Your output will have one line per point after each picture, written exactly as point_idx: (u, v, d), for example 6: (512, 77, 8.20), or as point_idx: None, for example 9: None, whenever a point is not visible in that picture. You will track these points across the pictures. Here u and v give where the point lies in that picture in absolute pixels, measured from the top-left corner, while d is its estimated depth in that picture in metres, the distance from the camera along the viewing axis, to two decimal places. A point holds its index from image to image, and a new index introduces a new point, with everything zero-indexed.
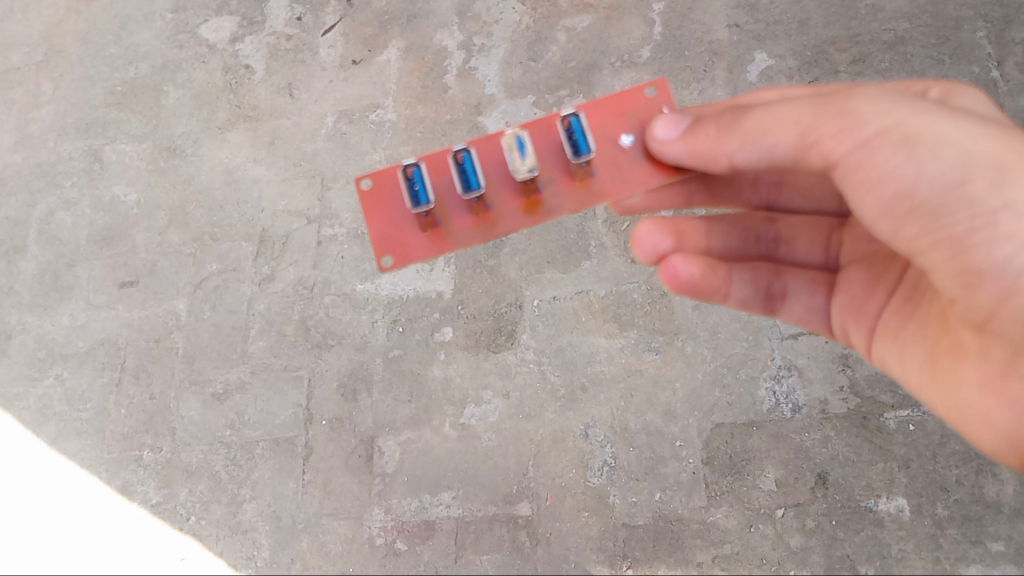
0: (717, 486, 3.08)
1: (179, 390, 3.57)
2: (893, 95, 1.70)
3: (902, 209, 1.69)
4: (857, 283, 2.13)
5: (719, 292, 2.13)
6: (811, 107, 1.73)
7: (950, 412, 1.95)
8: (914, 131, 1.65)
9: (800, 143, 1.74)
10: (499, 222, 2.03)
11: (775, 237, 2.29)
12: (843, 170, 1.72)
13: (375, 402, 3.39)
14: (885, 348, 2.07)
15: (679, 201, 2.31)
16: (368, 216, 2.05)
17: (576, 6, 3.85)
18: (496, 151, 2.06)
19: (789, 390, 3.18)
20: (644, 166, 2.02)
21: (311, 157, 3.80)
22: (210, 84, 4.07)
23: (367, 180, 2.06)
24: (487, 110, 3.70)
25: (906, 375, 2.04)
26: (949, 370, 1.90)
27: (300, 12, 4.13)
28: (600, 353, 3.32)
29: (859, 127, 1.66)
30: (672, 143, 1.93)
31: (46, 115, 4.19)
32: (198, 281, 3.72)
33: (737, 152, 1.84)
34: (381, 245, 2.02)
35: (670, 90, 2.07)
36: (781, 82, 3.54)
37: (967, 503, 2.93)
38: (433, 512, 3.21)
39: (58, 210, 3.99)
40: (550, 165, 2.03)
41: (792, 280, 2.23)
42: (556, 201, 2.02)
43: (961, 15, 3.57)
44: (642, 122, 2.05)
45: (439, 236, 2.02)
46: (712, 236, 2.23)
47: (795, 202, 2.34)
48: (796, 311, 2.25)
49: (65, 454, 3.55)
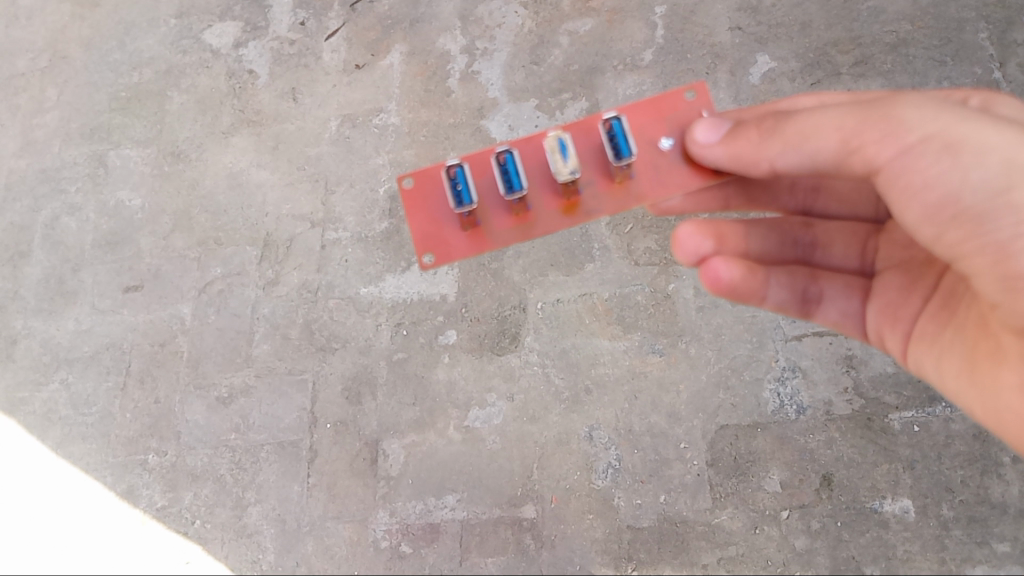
0: (722, 487, 3.08)
1: (184, 394, 3.58)
2: (937, 102, 1.72)
3: (945, 215, 1.68)
4: (891, 287, 2.14)
5: (757, 295, 2.14)
6: (855, 113, 1.75)
7: (988, 417, 1.92)
8: (958, 139, 1.66)
9: (843, 149, 1.76)
10: (538, 222, 2.07)
11: (812, 242, 2.31)
12: (886, 176, 1.73)
13: (379, 405, 3.40)
14: (921, 354, 2.08)
15: (715, 204, 2.34)
16: (410, 215, 2.09)
17: (579, 10, 3.86)
18: (536, 152, 2.10)
19: (794, 391, 3.19)
20: (682, 169, 2.06)
21: (315, 161, 3.81)
22: (213, 89, 4.09)
23: (409, 179, 2.10)
24: (491, 113, 3.71)
25: (942, 380, 2.05)
26: (990, 375, 1.87)
27: (303, 17, 4.15)
28: (604, 356, 3.32)
29: (902, 132, 1.68)
30: (712, 146, 1.97)
31: (51, 121, 4.21)
32: (203, 285, 3.73)
33: (779, 157, 1.87)
34: (423, 243, 2.07)
35: (709, 94, 2.12)
36: (783, 84, 3.55)
37: (972, 504, 2.93)
38: (438, 515, 3.22)
39: (63, 215, 4.00)
40: (590, 167, 2.08)
41: (829, 284, 2.23)
42: (594, 202, 2.06)
43: (963, 16, 3.58)
44: (682, 126, 2.10)
45: (480, 235, 2.07)
46: (750, 239, 2.25)
47: (831, 208, 2.36)
48: (832, 315, 2.25)
49: (70, 458, 3.56)
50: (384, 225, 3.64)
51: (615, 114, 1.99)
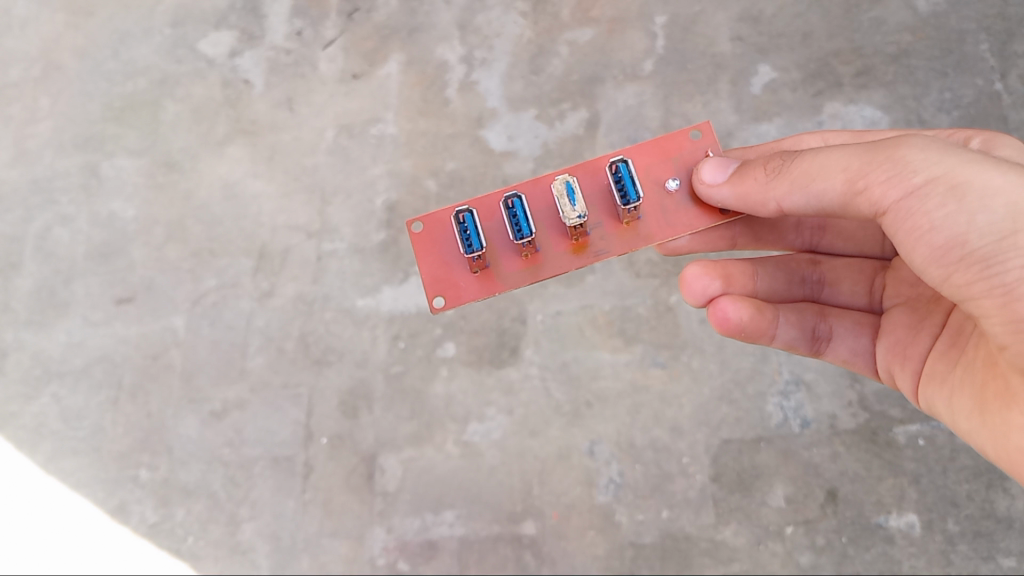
0: (726, 503, 3.07)
1: (178, 408, 3.54)
2: (945, 144, 1.65)
3: (953, 257, 1.59)
4: (900, 326, 2.07)
5: (766, 333, 2.18)
6: (861, 155, 1.72)
7: (1001, 458, 1.76)
8: (963, 180, 1.58)
9: (850, 189, 1.74)
10: (548, 263, 2.09)
11: (819, 279, 2.33)
12: (892, 218, 1.68)
13: (376, 419, 3.35)
14: (932, 392, 1.97)
15: (723, 243, 2.39)
16: (420, 258, 2.11)
17: (579, 19, 3.78)
18: (544, 195, 2.14)
19: (798, 405, 3.14)
20: (690, 210, 2.09)
21: (311, 171, 3.74)
22: (209, 99, 3.97)
23: (418, 223, 2.13)
24: (490, 123, 3.68)
25: (955, 421, 1.91)
26: (1000, 417, 1.71)
27: (299, 27, 4.01)
28: (605, 369, 3.26)
29: (906, 174, 1.63)
30: (719, 186, 1.99)
31: (44, 131, 4.06)
32: (196, 297, 3.66)
33: (785, 197, 1.88)
34: (433, 286, 2.08)
35: (715, 133, 2.15)
36: (785, 95, 3.54)
37: (978, 518, 2.95)
38: (436, 532, 3.22)
39: (55, 226, 3.90)
40: (598, 208, 2.11)
41: (838, 321, 2.22)
42: (603, 243, 2.09)
43: (964, 27, 3.57)
44: (688, 166, 2.14)
45: (489, 277, 2.09)
46: (758, 279, 2.30)
47: (838, 245, 2.36)
48: (842, 353, 2.23)
49: (61, 474, 3.52)
50: (381, 235, 3.59)
51: (621, 158, 2.02)
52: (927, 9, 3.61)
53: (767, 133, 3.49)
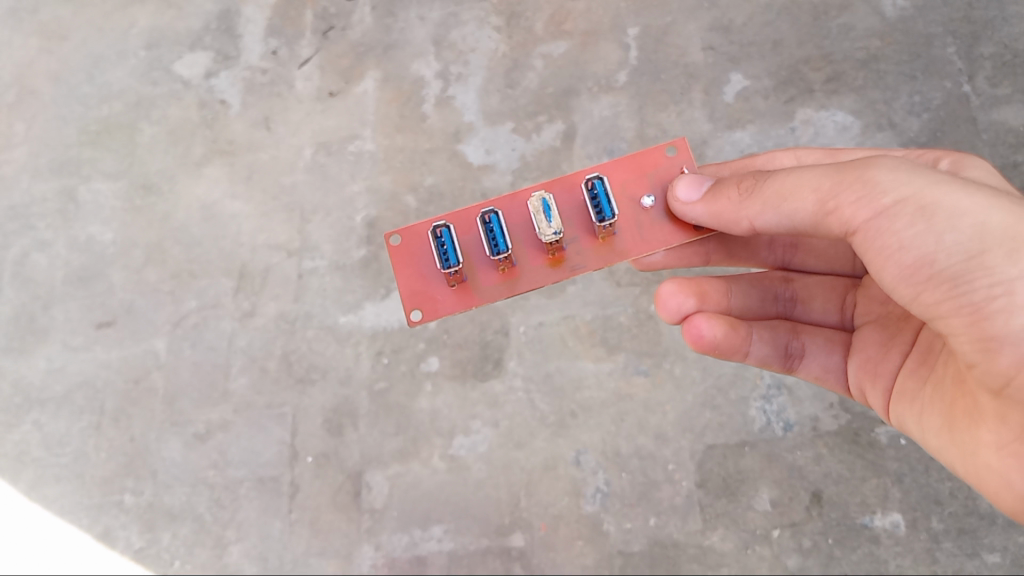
0: (712, 508, 3.09)
1: (161, 431, 3.52)
2: (913, 166, 1.69)
3: (922, 275, 1.62)
4: (871, 344, 2.10)
5: (739, 350, 2.22)
6: (832, 175, 1.75)
7: (969, 475, 1.78)
8: (932, 201, 1.61)
9: (821, 209, 1.76)
10: (524, 277, 2.11)
11: (792, 297, 2.38)
12: (862, 237, 1.70)
13: (362, 436, 3.35)
14: (902, 410, 1.99)
15: (697, 259, 2.41)
16: (397, 271, 2.12)
17: (552, 32, 3.82)
18: (521, 209, 2.15)
19: (780, 408, 3.16)
20: (665, 226, 2.12)
21: (290, 190, 3.74)
22: (185, 120, 3.96)
23: (396, 236, 2.14)
24: (467, 137, 3.70)
25: (925, 437, 1.93)
26: (968, 434, 1.73)
27: (274, 46, 4.01)
28: (589, 378, 3.27)
29: (876, 195, 1.66)
30: (693, 204, 2.02)
31: (19, 156, 4.02)
32: (178, 319, 3.65)
33: (758, 216, 1.90)
34: (410, 299, 2.10)
35: (690, 150, 2.18)
36: (757, 103, 3.59)
37: (961, 516, 2.98)
38: (425, 547, 3.21)
39: (32, 252, 3.86)
40: (574, 224, 2.13)
41: (810, 338, 2.26)
42: (579, 258, 2.11)
43: (931, 32, 3.63)
44: (663, 183, 2.16)
45: (467, 291, 2.10)
46: (731, 296, 2.34)
47: (810, 263, 2.41)
48: (814, 370, 2.27)
49: (45, 501, 3.49)
50: (362, 252, 3.59)
51: (597, 175, 2.05)
52: (894, 14, 3.67)
53: (741, 140, 3.53)
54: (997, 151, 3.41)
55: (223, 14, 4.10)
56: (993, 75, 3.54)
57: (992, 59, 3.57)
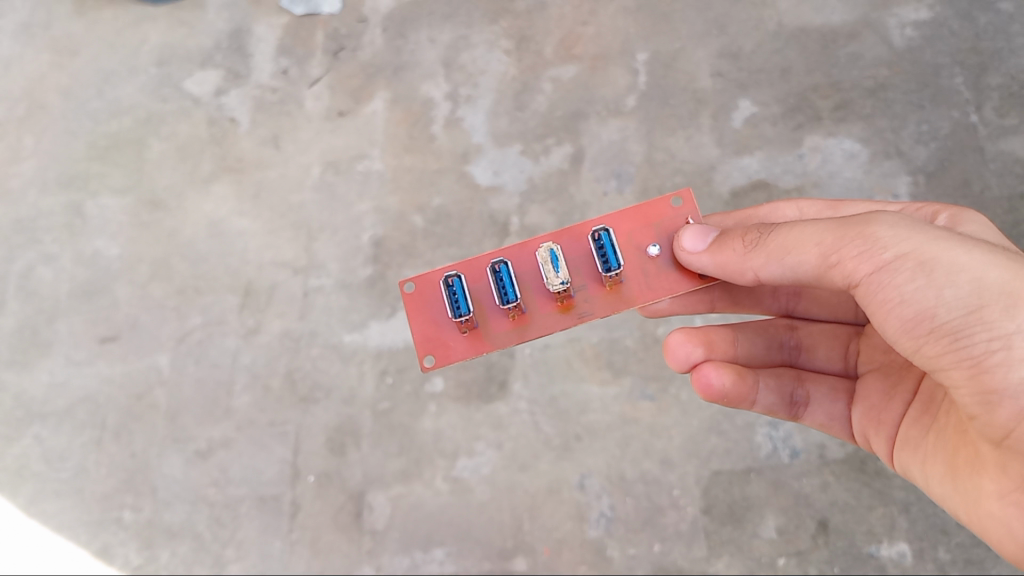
0: (717, 535, 3.07)
1: (162, 448, 3.49)
2: (913, 222, 1.66)
3: (923, 329, 1.60)
4: (875, 392, 2.09)
5: (747, 399, 2.20)
6: (833, 230, 1.73)
7: (973, 523, 1.76)
8: (931, 256, 1.59)
9: (823, 262, 1.75)
10: (534, 323, 2.11)
11: (796, 344, 2.37)
12: (864, 290, 1.68)
13: (364, 456, 3.32)
14: (906, 458, 1.97)
15: (702, 306, 2.45)
16: (411, 318, 2.12)
17: (562, 56, 3.84)
18: (531, 258, 2.15)
19: (786, 435, 3.15)
20: (671, 274, 2.12)
21: (297, 208, 3.75)
22: (194, 137, 3.98)
23: (410, 283, 2.15)
24: (476, 159, 3.71)
25: (929, 485, 1.91)
26: (970, 482, 1.72)
27: (285, 64, 4.03)
28: (594, 402, 3.25)
29: (877, 250, 1.64)
30: (699, 254, 2.01)
31: (28, 170, 4.03)
32: (181, 335, 3.64)
33: (763, 268, 1.90)
34: (423, 345, 2.09)
35: (695, 201, 2.17)
36: (765, 129, 3.61)
37: (969, 546, 2.96)
38: (426, 570, 3.19)
39: (38, 265, 3.85)
40: (581, 272, 2.13)
41: (814, 386, 2.25)
42: (587, 305, 2.11)
43: (939, 61, 3.66)
44: (669, 233, 2.16)
45: (478, 337, 2.10)
46: (738, 344, 2.33)
47: (814, 311, 2.39)
48: (819, 418, 2.25)
49: (43, 516, 3.46)
50: (368, 270, 3.59)
51: (604, 226, 2.08)
52: (902, 43, 3.70)
53: (750, 166, 3.55)
54: (1003, 181, 3.44)
55: (234, 33, 4.12)
56: (1000, 106, 3.57)
57: (999, 90, 3.59)
